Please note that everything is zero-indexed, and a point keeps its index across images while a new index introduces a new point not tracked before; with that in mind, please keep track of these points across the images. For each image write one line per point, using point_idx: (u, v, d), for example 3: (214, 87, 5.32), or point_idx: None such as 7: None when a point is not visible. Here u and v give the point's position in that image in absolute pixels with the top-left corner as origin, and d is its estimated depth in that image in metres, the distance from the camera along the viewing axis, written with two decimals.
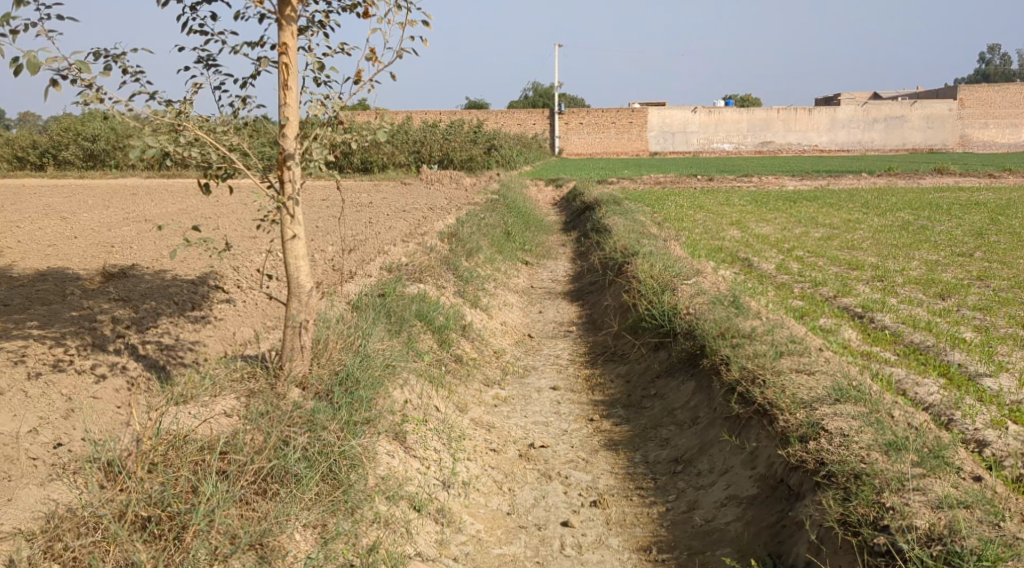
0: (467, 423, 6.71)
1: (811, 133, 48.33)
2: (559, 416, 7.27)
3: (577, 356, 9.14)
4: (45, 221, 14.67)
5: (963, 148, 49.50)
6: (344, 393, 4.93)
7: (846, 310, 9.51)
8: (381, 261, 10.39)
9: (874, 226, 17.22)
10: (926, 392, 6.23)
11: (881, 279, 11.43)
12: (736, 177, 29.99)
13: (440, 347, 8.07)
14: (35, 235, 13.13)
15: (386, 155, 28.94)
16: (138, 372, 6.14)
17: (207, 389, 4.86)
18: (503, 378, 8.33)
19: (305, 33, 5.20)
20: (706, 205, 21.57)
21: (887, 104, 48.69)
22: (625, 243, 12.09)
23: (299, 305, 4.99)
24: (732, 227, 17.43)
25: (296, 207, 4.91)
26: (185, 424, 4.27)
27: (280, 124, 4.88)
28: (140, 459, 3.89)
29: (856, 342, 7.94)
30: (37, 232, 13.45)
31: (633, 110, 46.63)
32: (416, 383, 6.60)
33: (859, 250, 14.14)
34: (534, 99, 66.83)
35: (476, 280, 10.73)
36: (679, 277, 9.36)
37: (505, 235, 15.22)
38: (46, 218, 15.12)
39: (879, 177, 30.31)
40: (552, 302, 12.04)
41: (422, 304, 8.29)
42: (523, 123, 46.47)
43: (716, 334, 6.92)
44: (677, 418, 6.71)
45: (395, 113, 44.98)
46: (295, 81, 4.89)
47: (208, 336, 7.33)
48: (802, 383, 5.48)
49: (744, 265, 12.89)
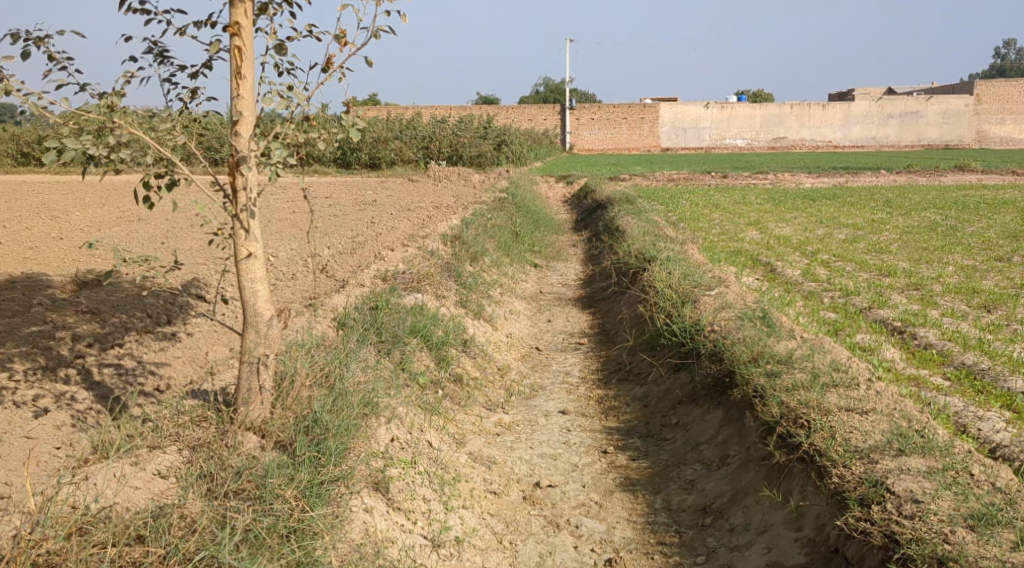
0: (464, 459, 5.89)
1: (825, 129, 47.30)
2: (569, 447, 6.46)
3: (589, 373, 8.33)
4: (33, 221, 13.94)
5: (980, 144, 48.48)
6: (310, 445, 4.16)
7: (884, 324, 8.64)
8: (377, 267, 9.57)
9: (899, 226, 16.37)
10: (992, 428, 5.40)
11: (916, 287, 10.56)
12: (752, 174, 28.95)
13: (436, 367, 7.26)
14: (18, 236, 12.40)
15: (394, 151, 28.19)
16: (86, 404, 5.33)
17: (146, 436, 4.09)
18: (508, 401, 7.50)
19: (264, 14, 4.37)
20: (723, 204, 20.67)
21: (903, 99, 47.57)
22: (641, 246, 11.24)
23: (257, 336, 4.19)
24: (751, 227, 16.60)
25: (252, 220, 4.12)
26: (98, 500, 3.47)
27: (232, 120, 4.08)
28: (21, 559, 3.10)
29: (900, 363, 7.09)
30: (21, 233, 12.72)
31: (645, 105, 45.71)
32: (405, 414, 5.80)
33: (888, 254, 13.26)
34: (546, 94, 66.05)
35: (479, 288, 9.91)
36: (701, 287, 8.52)
37: (513, 236, 14.40)
38: (35, 218, 14.36)
39: (900, 172, 29.35)
40: (562, 310, 11.24)
41: (417, 318, 7.47)
42: (535, 119, 45.59)
43: (748, 358, 6.08)
44: (702, 455, 5.91)
45: (406, 109, 44.17)
46: (250, 69, 4.07)
47: (176, 357, 6.54)
48: (853, 425, 4.66)
49: (767, 271, 12.06)
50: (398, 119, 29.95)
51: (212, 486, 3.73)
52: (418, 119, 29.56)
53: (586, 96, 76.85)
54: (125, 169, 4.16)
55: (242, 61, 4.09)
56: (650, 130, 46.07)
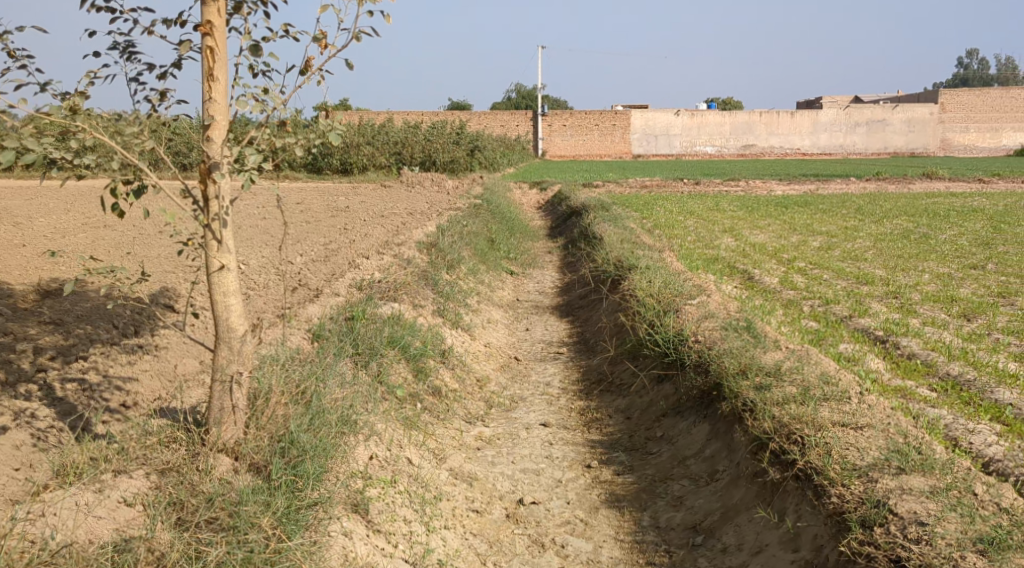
0: (445, 476, 5.69)
1: (793, 136, 47.65)
2: (552, 462, 6.28)
3: (570, 384, 8.16)
4: None
5: (945, 152, 49.08)
6: (287, 467, 3.96)
7: (866, 333, 8.55)
8: (352, 275, 9.33)
9: (873, 233, 16.38)
10: (983, 442, 5.30)
11: (895, 295, 10.50)
12: (723, 181, 29.00)
13: (414, 380, 7.06)
14: None
15: (366, 156, 27.89)
16: (47, 422, 5.05)
17: (111, 460, 3.85)
18: (488, 413, 7.31)
19: (238, 13, 4.15)
20: (696, 211, 20.63)
21: (870, 108, 48.05)
22: (619, 253, 11.10)
23: (230, 353, 3.96)
24: (726, 235, 16.54)
25: (225, 229, 3.91)
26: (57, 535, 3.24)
27: (203, 124, 3.85)
28: None
29: (885, 374, 6.98)
30: None
31: (617, 112, 45.77)
32: (383, 430, 5.60)
33: (863, 261, 13.24)
34: (517, 100, 65.99)
35: (456, 297, 9.70)
36: (682, 295, 8.37)
37: (488, 243, 14.22)
38: None
39: (869, 180, 29.57)
40: (540, 318, 11.07)
41: (394, 329, 7.26)
42: (507, 124, 45.42)
43: (736, 370, 5.93)
44: (690, 470, 5.75)
45: (378, 114, 43.81)
46: (224, 70, 3.85)
47: (144, 371, 6.28)
48: (848, 441, 4.55)
49: (744, 278, 11.97)
50: (370, 124, 29.64)
51: (182, 515, 3.55)
52: (390, 125, 29.29)
53: (558, 103, 76.90)
54: (88, 175, 3.93)
55: (215, 63, 3.88)
56: (622, 137, 46.13)
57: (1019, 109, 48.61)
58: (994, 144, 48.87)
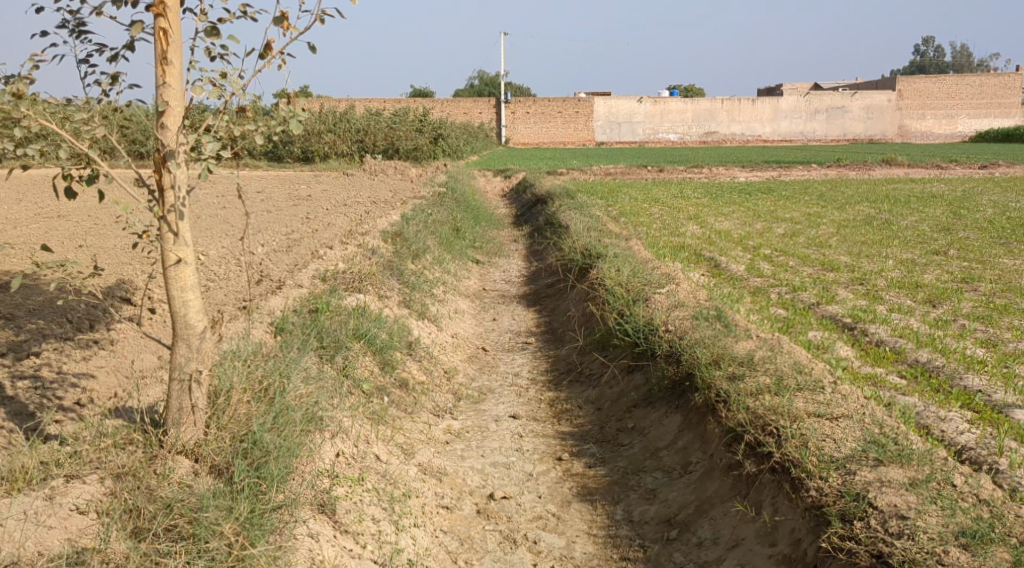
0: (414, 472, 5.55)
1: (755, 123, 47.92)
2: (522, 455, 6.17)
3: (539, 374, 8.06)
4: None
5: (903, 139, 49.66)
6: (249, 469, 3.79)
7: (834, 320, 8.53)
8: (315, 266, 9.13)
9: (836, 220, 16.45)
10: (955, 430, 5.28)
11: (860, 282, 10.52)
12: (687, 168, 29.02)
13: (381, 373, 6.92)
14: None
15: (328, 144, 27.55)
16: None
17: (63, 464, 3.66)
18: (456, 406, 7.18)
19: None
20: (661, 198, 20.61)
21: (829, 95, 48.45)
22: (586, 241, 11.00)
23: (188, 351, 3.78)
24: (691, 222, 16.52)
25: (182, 221, 3.72)
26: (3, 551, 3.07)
27: (158, 110, 3.65)
28: None
29: (855, 361, 6.96)
30: None
31: (580, 99, 45.70)
32: (350, 426, 5.46)
33: (828, 248, 13.28)
34: (480, 88, 65.79)
35: (422, 287, 9.55)
36: (652, 284, 8.29)
37: (454, 232, 14.05)
38: None
39: (830, 166, 29.78)
40: (507, 308, 10.95)
41: (360, 321, 7.11)
42: (470, 112, 45.16)
43: (708, 360, 5.86)
44: (662, 462, 5.67)
45: (339, 102, 43.34)
46: (178, 54, 3.65)
47: (100, 367, 6.06)
48: (824, 432, 4.53)
49: (711, 266, 11.94)
50: (332, 112, 29.25)
51: (139, 524, 3.39)
52: (353, 112, 28.92)
53: (521, 91, 76.65)
54: (34, 165, 3.71)
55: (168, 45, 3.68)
56: (585, 125, 46.09)
57: (975, 96, 49.31)
58: (950, 130, 49.56)
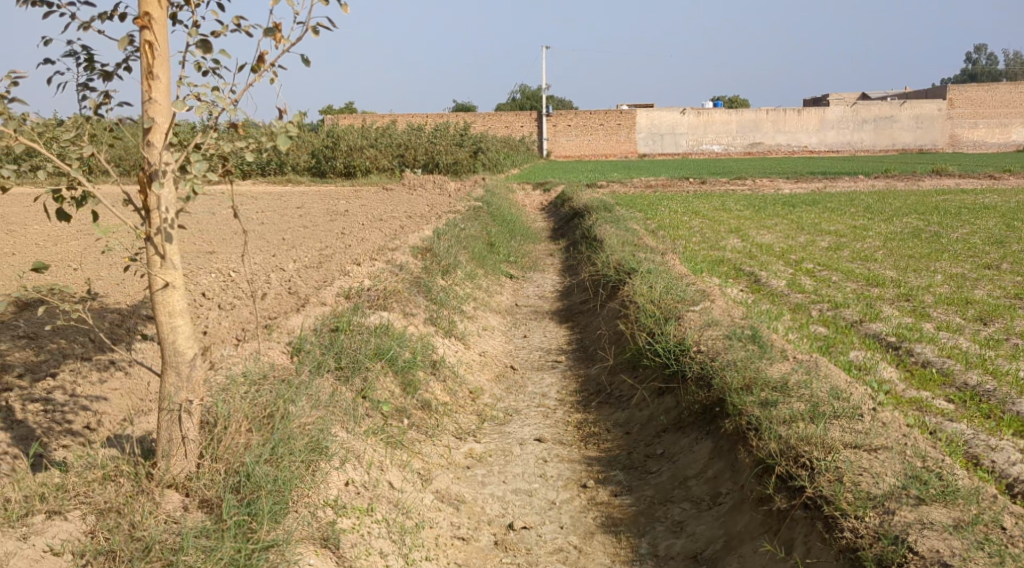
0: (430, 500, 5.33)
1: (800, 134, 47.15)
2: (545, 482, 5.90)
3: (567, 394, 7.80)
4: None
5: (954, 149, 48.49)
6: (239, 505, 3.74)
7: (877, 338, 8.13)
8: (341, 283, 8.97)
9: (882, 233, 15.96)
10: (1008, 461, 4.90)
11: (907, 298, 10.09)
12: (730, 180, 28.51)
13: (402, 394, 6.70)
14: None
15: (369, 159, 27.64)
16: (1, 449, 4.80)
17: (47, 498, 3.64)
18: (480, 428, 6.95)
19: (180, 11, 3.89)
20: (702, 211, 20.21)
21: (877, 105, 47.51)
22: (619, 256, 10.71)
23: (179, 379, 3.78)
24: (732, 235, 16.13)
25: (168, 244, 3.70)
26: None
27: (144, 126, 3.61)
28: None
29: (899, 384, 6.57)
30: None
31: (622, 111, 45.39)
32: (362, 452, 5.25)
33: (873, 262, 12.84)
34: (523, 101, 65.76)
35: (450, 304, 9.35)
36: (685, 301, 7.98)
37: (487, 247, 13.86)
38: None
39: (877, 177, 29.08)
40: (538, 324, 10.70)
41: (381, 340, 6.90)
42: (511, 126, 45.05)
43: (739, 385, 5.56)
44: (691, 493, 5.37)
45: (382, 117, 43.50)
46: (163, 66, 3.60)
47: (115, 388, 5.91)
48: (861, 466, 4.25)
49: (751, 282, 11.58)
50: (373, 127, 29.30)
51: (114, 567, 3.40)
52: (393, 128, 28.94)
53: (564, 104, 76.36)
54: (14, 184, 3.65)
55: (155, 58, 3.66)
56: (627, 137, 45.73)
57: None
58: (1003, 138, 48.29)
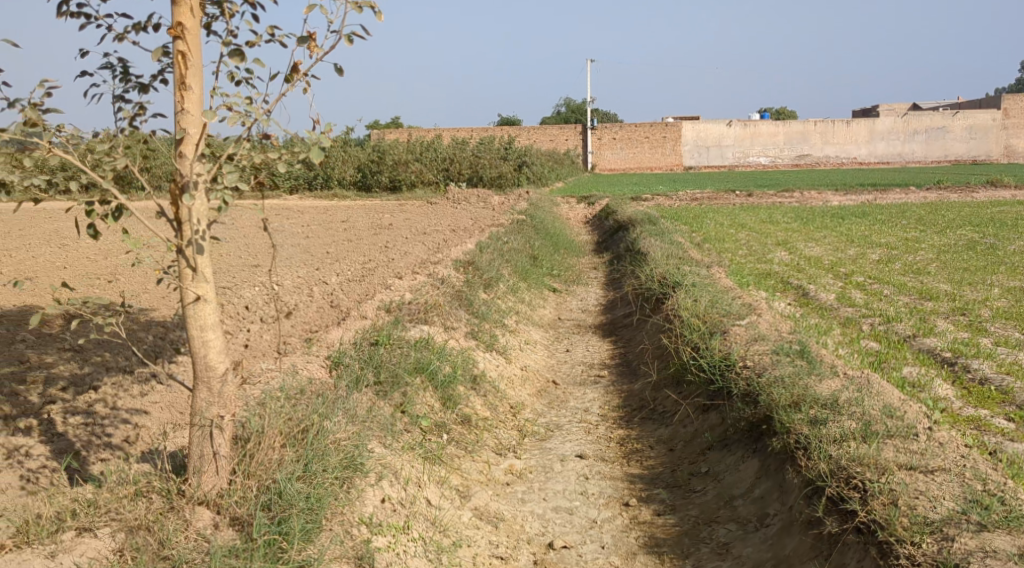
0: (468, 518, 5.23)
1: (849, 146, 46.38)
2: (587, 500, 5.76)
3: (609, 410, 7.65)
4: (36, 238, 13.35)
5: (1009, 159, 47.30)
6: (270, 524, 3.76)
7: (932, 354, 7.85)
8: (382, 297, 8.94)
9: (935, 246, 15.53)
10: None
11: (963, 312, 9.76)
12: (778, 192, 28.07)
13: (442, 409, 6.61)
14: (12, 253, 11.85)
15: (414, 173, 27.97)
16: (41, 462, 4.81)
17: (78, 515, 3.72)
18: (520, 444, 6.83)
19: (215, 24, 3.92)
20: (749, 224, 19.90)
21: (929, 115, 46.57)
22: (664, 269, 10.54)
23: (210, 395, 3.81)
24: (779, 248, 15.83)
25: (200, 257, 3.71)
26: None
27: (177, 139, 3.66)
28: None
29: (956, 402, 6.31)
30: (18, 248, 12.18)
31: (667, 124, 45.11)
32: (400, 468, 5.16)
33: (926, 275, 12.48)
34: (567, 115, 65.70)
35: (492, 317, 9.26)
36: (730, 315, 7.80)
37: (530, 260, 13.76)
38: (40, 235, 13.78)
39: (930, 189, 28.43)
40: (581, 338, 10.56)
41: (421, 354, 6.83)
42: (556, 140, 44.99)
43: (787, 403, 5.37)
44: (737, 513, 5.19)
45: (427, 132, 43.69)
46: (196, 79, 3.64)
47: (156, 402, 5.90)
48: (917, 488, 4.06)
49: (799, 296, 11.32)
50: (418, 141, 29.40)
51: None
52: (438, 142, 29.04)
53: (608, 118, 76.16)
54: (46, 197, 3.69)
55: (187, 70, 3.69)
56: (671, 150, 45.42)
57: None
58: None
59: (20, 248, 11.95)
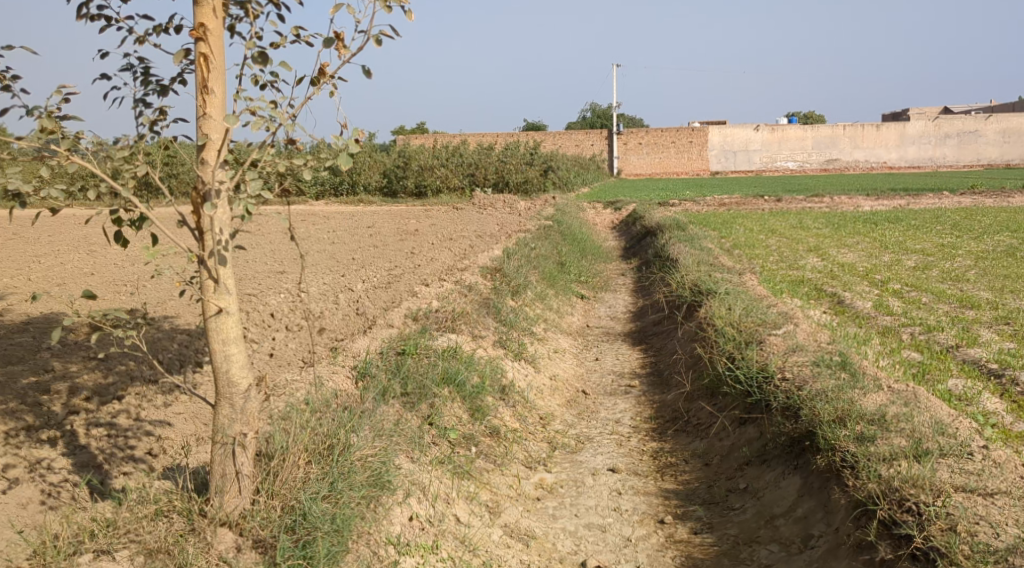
0: (498, 536, 5.06)
1: (879, 150, 45.76)
2: (620, 516, 5.57)
3: (641, 422, 7.45)
4: (63, 243, 13.34)
5: None
6: (295, 548, 3.71)
7: (977, 364, 7.57)
8: (409, 304, 8.79)
9: (972, 252, 15.15)
10: None
11: (1006, 321, 9.45)
12: (807, 197, 27.67)
13: (470, 420, 6.44)
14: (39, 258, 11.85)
15: (440, 178, 27.89)
16: (63, 476, 4.71)
17: (96, 536, 3.64)
18: (551, 456, 6.65)
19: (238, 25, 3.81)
20: (779, 229, 19.58)
21: (961, 118, 45.84)
22: (695, 276, 10.30)
23: (232, 411, 3.69)
24: (811, 255, 15.52)
25: (222, 267, 3.61)
26: None
27: (199, 146, 3.56)
28: None
29: (1006, 416, 6.04)
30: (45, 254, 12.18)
31: (694, 129, 44.81)
32: (428, 483, 5.00)
33: (965, 282, 12.14)
34: (593, 120, 65.38)
35: (520, 325, 9.09)
36: (766, 325, 7.56)
37: (558, 267, 13.56)
38: (67, 240, 13.77)
39: (964, 194, 27.91)
40: (610, 347, 10.36)
41: (449, 364, 6.67)
42: (581, 144, 44.77)
43: (831, 418, 5.14)
44: (779, 533, 4.97)
45: (452, 137, 43.62)
46: (218, 83, 3.53)
47: (180, 413, 5.78)
48: (976, 513, 3.93)
49: (834, 303, 11.03)
50: (444, 146, 29.29)
51: None
52: (464, 147, 28.91)
53: (634, 123, 75.82)
54: (65, 206, 3.60)
55: (209, 73, 3.59)
56: (698, 154, 45.07)
57: None
58: None
59: (48, 255, 11.94)
